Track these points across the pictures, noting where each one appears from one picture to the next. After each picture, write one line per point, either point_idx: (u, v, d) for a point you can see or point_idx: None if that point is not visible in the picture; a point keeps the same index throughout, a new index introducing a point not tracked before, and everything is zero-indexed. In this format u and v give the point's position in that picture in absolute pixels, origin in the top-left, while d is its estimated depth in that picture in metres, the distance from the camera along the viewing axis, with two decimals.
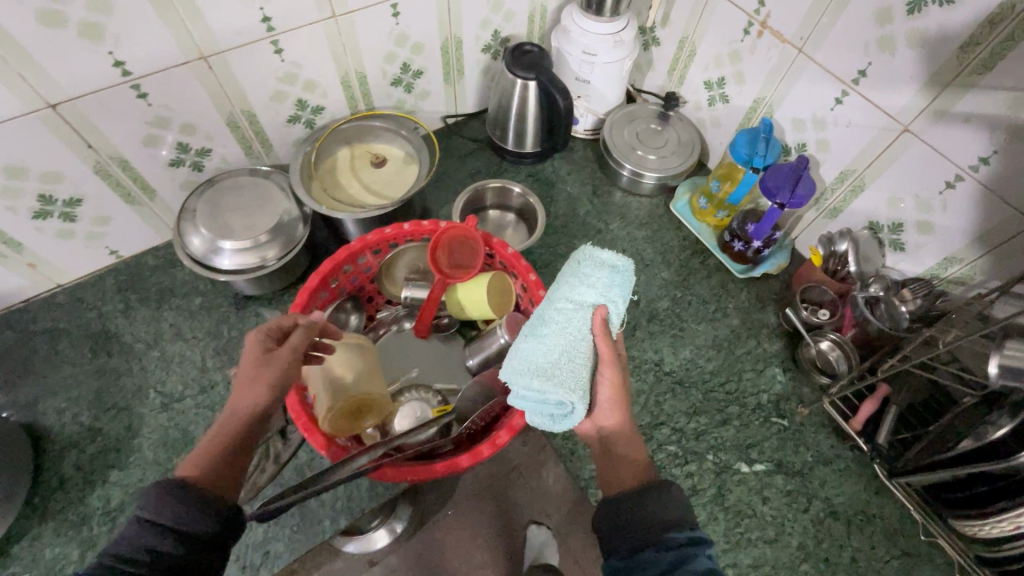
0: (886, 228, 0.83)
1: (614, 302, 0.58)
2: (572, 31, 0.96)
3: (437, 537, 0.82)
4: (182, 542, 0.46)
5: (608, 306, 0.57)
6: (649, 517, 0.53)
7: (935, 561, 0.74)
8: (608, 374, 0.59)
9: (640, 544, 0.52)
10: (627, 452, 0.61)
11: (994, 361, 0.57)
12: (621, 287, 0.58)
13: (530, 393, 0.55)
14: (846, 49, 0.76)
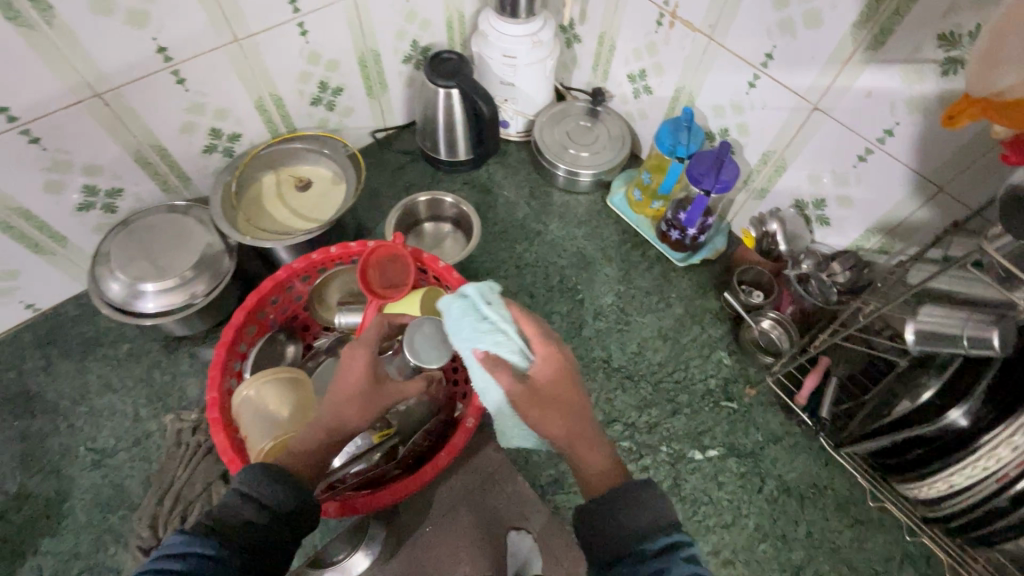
0: (811, 204, 0.85)
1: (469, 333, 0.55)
2: (490, 36, 0.96)
3: (417, 554, 0.80)
4: (268, 515, 0.49)
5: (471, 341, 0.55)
6: (621, 528, 0.48)
7: (886, 525, 0.76)
8: (512, 392, 0.53)
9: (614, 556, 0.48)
10: (592, 456, 0.54)
11: (910, 329, 0.57)
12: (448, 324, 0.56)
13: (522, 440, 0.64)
14: (752, 35, 0.77)
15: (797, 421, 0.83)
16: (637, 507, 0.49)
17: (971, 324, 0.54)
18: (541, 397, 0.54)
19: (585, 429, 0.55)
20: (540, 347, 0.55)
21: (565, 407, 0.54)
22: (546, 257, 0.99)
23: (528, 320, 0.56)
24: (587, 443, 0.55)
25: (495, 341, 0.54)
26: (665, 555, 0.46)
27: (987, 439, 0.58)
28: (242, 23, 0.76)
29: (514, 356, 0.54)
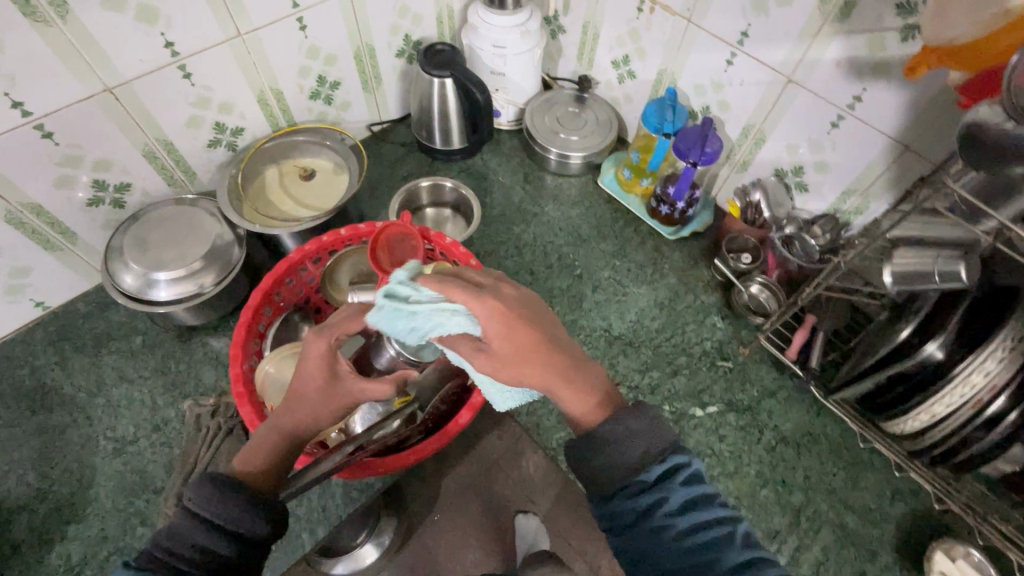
0: (790, 172, 0.91)
1: (416, 326, 0.52)
2: (480, 28, 1.00)
3: (429, 543, 0.82)
4: (232, 542, 0.48)
5: (422, 330, 0.53)
6: (614, 461, 0.49)
7: (876, 465, 0.82)
8: (484, 365, 0.52)
9: (610, 490, 0.49)
10: (574, 385, 0.52)
11: (889, 271, 0.64)
12: (396, 326, 0.53)
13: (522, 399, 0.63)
14: (728, 15, 0.83)
15: (789, 376, 0.88)
16: (632, 437, 0.49)
17: (940, 261, 0.60)
18: (509, 358, 0.51)
19: (558, 367, 0.51)
20: (476, 306, 0.48)
21: (527, 353, 0.50)
22: (543, 237, 1.03)
23: (452, 285, 0.49)
24: (563, 379, 0.51)
25: (443, 325, 0.52)
26: (665, 482, 0.48)
27: (961, 366, 0.63)
28: (245, 18, 0.79)
29: (466, 327, 0.51)
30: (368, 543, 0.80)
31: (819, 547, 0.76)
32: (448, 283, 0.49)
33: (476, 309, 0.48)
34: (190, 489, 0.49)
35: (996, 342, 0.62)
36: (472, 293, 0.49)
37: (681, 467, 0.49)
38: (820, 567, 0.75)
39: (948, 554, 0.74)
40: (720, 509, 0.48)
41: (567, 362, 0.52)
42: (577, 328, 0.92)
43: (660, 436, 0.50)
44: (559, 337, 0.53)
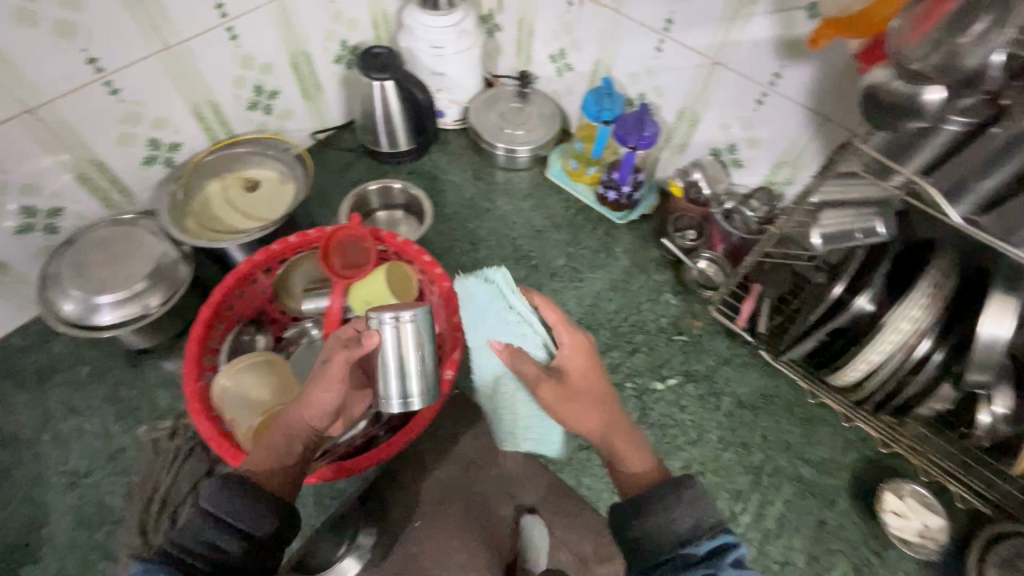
0: (725, 150, 0.95)
1: (503, 322, 0.68)
2: (416, 29, 1.01)
3: (412, 551, 0.82)
4: (244, 542, 0.47)
5: (495, 329, 0.70)
6: (661, 531, 0.50)
7: (827, 419, 0.86)
8: (548, 396, 0.63)
9: (655, 561, 0.50)
10: (631, 444, 0.60)
11: (817, 235, 0.67)
12: (489, 308, 0.69)
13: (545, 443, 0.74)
14: (653, 4, 0.87)
15: (741, 344, 0.92)
16: (679, 506, 0.51)
17: (861, 220, 0.65)
18: (575, 395, 0.63)
19: (616, 420, 0.62)
20: (563, 333, 0.65)
21: (593, 395, 0.62)
22: (497, 231, 1.04)
23: (552, 308, 0.65)
24: (622, 436, 0.61)
25: (523, 333, 0.67)
26: (716, 559, 0.48)
27: (891, 315, 0.68)
28: (171, 30, 0.78)
29: (537, 350, 0.68)
30: (349, 557, 0.80)
31: (781, 502, 0.80)
32: (551, 306, 0.66)
33: (564, 336, 0.66)
34: (207, 488, 0.48)
35: (918, 289, 0.67)
36: (564, 324, 0.66)
37: (731, 548, 0.49)
38: (783, 520, 0.79)
39: (898, 494, 0.79)
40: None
41: (624, 426, 0.62)
42: None
43: (712, 511, 0.50)
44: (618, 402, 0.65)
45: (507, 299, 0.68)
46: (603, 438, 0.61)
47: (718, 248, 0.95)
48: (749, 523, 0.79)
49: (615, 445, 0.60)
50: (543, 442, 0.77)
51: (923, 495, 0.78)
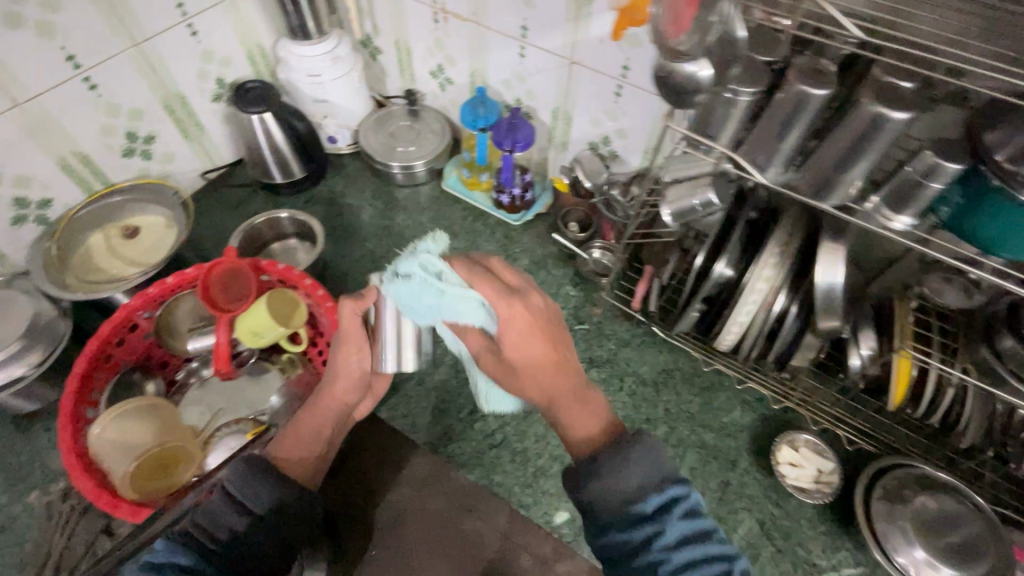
0: (601, 144, 1.00)
1: (433, 309, 0.53)
2: (290, 60, 1.03)
3: None
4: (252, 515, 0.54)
5: (434, 311, 0.53)
6: (609, 487, 0.50)
7: (724, 384, 0.90)
8: (490, 365, 0.58)
9: (609, 521, 0.50)
10: (579, 406, 0.55)
11: (665, 209, 0.71)
12: (416, 303, 0.54)
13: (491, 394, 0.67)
14: (507, 13, 0.91)
15: (640, 324, 0.96)
16: (629, 463, 0.50)
17: (698, 189, 0.68)
18: (523, 370, 0.54)
19: (566, 386, 0.55)
20: (501, 307, 0.52)
21: (542, 357, 0.53)
22: (398, 248, 1.06)
23: (484, 281, 0.52)
24: (569, 395, 0.55)
25: (456, 310, 0.53)
26: (665, 514, 0.48)
27: (748, 276, 0.73)
28: (19, 86, 0.77)
29: (478, 324, 0.54)
30: None
31: (686, 469, 0.83)
32: (487, 277, 0.53)
33: (504, 310, 0.52)
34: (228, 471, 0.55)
35: (766, 252, 0.72)
36: (504, 295, 0.52)
37: (681, 501, 0.49)
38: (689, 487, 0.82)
39: (792, 445, 0.83)
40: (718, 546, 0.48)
41: (574, 382, 0.55)
42: None
43: (662, 465, 0.50)
44: (574, 356, 0.56)
45: (436, 284, 0.53)
46: (551, 405, 0.55)
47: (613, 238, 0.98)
48: None
49: (558, 403, 0.55)
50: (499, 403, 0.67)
51: (814, 443, 0.83)
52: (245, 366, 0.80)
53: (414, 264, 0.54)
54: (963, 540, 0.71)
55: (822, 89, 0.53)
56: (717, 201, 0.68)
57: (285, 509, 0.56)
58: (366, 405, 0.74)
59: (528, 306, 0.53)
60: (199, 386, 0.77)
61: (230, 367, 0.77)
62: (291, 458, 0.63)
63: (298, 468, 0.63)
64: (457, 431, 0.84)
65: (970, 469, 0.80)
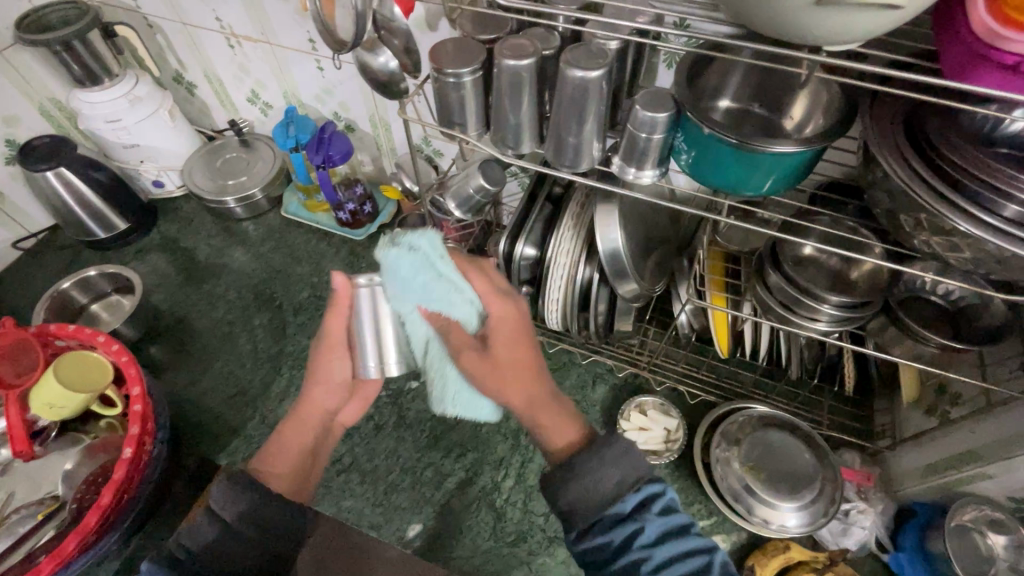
0: (423, 144, 0.98)
1: (423, 292, 0.54)
2: (84, 110, 0.97)
3: None
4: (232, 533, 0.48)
5: (421, 295, 0.55)
6: (587, 495, 0.49)
7: (575, 361, 0.90)
8: (470, 361, 0.57)
9: (588, 522, 0.49)
10: (554, 412, 0.56)
11: (450, 202, 0.71)
12: (409, 282, 0.53)
13: (458, 398, 0.61)
14: (291, 28, 0.88)
15: None
16: (605, 465, 0.49)
17: (471, 180, 0.69)
18: (505, 368, 0.56)
19: (542, 388, 0.57)
20: (494, 301, 0.56)
21: (523, 357, 0.57)
22: (237, 283, 1.01)
23: (480, 276, 0.57)
24: (546, 403, 0.57)
25: (450, 302, 0.55)
26: (643, 511, 0.48)
27: (550, 253, 0.74)
28: None
29: (467, 315, 0.56)
30: None
31: None
32: (479, 270, 0.58)
33: (494, 305, 0.56)
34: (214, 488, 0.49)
35: (561, 228, 0.73)
36: (494, 292, 0.56)
37: (657, 496, 0.49)
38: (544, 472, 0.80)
39: (640, 409, 0.83)
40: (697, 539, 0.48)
41: (549, 391, 0.58)
42: (284, 356, 0.91)
43: (639, 462, 0.50)
44: (546, 369, 0.59)
45: (435, 270, 0.55)
46: (529, 410, 0.57)
47: (452, 234, 0.90)
48: (512, 486, 0.79)
49: (539, 412, 0.56)
50: (471, 405, 0.61)
51: (660, 403, 0.83)
52: (51, 441, 0.73)
53: (418, 241, 0.55)
54: (794, 473, 0.73)
55: (526, 60, 0.53)
56: (492, 185, 0.69)
57: (261, 521, 0.49)
58: (351, 410, 0.70)
59: (507, 317, 0.57)
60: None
61: (31, 446, 0.70)
62: (280, 476, 0.60)
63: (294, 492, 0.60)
64: None
65: (807, 398, 0.83)
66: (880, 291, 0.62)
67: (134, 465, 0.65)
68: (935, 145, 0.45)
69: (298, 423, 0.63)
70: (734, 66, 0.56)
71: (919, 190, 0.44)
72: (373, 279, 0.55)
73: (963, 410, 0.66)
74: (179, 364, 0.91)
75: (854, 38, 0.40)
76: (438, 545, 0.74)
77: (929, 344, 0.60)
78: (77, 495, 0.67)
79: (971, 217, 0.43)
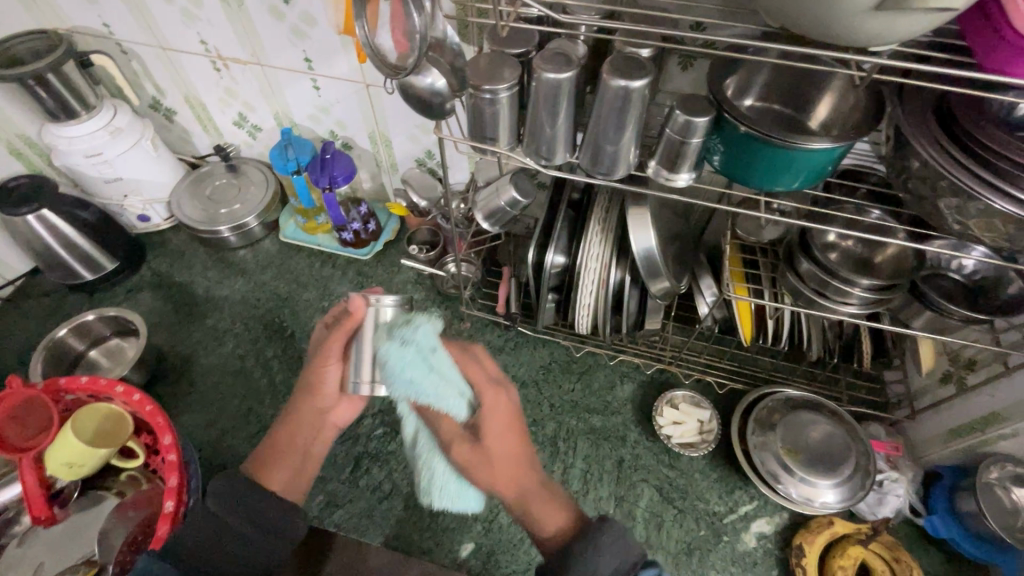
0: (426, 158, 0.97)
1: (412, 385, 0.51)
2: (60, 145, 0.91)
3: None
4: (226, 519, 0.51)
5: (409, 388, 0.51)
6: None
7: (600, 362, 0.91)
8: (460, 454, 0.54)
9: None
10: (546, 501, 0.52)
11: (481, 216, 0.71)
12: (401, 374, 0.50)
13: (450, 498, 0.57)
14: (285, 48, 0.86)
15: (508, 328, 0.94)
16: (600, 554, 0.46)
17: (500, 194, 0.69)
18: (495, 460, 0.53)
19: (531, 479, 0.53)
20: (487, 393, 0.54)
21: (512, 450, 0.54)
22: (242, 315, 0.97)
23: (470, 362, 0.56)
24: (537, 493, 0.52)
25: (442, 395, 0.52)
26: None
27: (578, 259, 0.75)
28: None
29: (458, 410, 0.53)
30: None
31: (581, 459, 0.82)
32: (470, 359, 0.56)
33: (488, 395, 0.54)
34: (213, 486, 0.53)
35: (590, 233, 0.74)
36: (486, 383, 0.55)
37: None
38: (586, 477, 0.81)
39: (672, 404, 0.85)
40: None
41: (539, 480, 0.54)
42: None
43: (632, 550, 0.47)
44: (534, 459, 0.55)
45: (428, 358, 0.52)
46: (519, 502, 0.52)
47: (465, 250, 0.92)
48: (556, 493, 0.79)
49: (528, 505, 0.51)
50: (460, 497, 0.57)
51: (690, 396, 0.85)
52: (70, 502, 0.69)
53: (414, 334, 0.52)
54: (827, 450, 0.76)
55: (566, 73, 0.53)
56: (521, 196, 0.69)
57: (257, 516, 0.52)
58: (346, 410, 0.63)
59: (491, 410, 0.54)
60: (19, 544, 0.66)
61: (51, 510, 0.66)
62: (277, 476, 0.58)
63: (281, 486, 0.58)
64: (341, 494, 0.78)
65: (827, 376, 0.86)
66: (903, 271, 0.66)
67: (177, 518, 0.62)
68: (966, 131, 0.48)
69: (293, 430, 0.60)
70: (761, 66, 0.58)
71: (957, 173, 0.47)
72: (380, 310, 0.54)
73: (980, 374, 0.71)
74: (193, 406, 0.87)
75: (901, 39, 0.42)
76: (492, 563, 0.74)
77: (953, 317, 0.63)
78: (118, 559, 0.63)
79: (1006, 195, 0.46)
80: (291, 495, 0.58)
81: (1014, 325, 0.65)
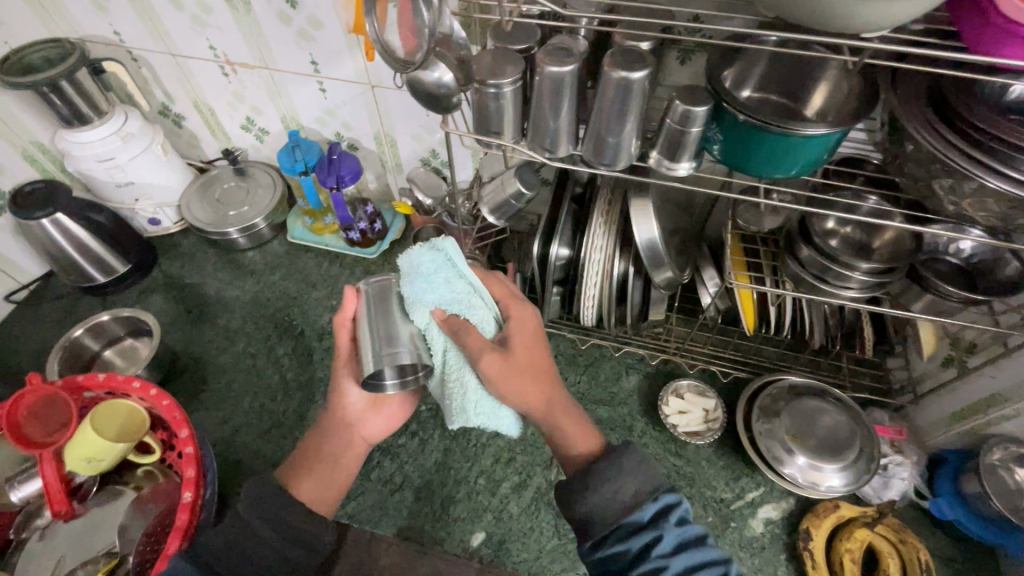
0: (431, 157, 0.99)
1: (442, 293, 0.57)
2: (73, 151, 0.93)
3: None
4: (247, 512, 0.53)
5: (439, 297, 0.57)
6: (603, 505, 0.48)
7: (605, 354, 0.92)
8: (489, 362, 0.54)
9: (604, 530, 0.48)
10: (574, 420, 0.56)
11: (486, 210, 0.73)
12: (434, 276, 0.58)
13: (484, 418, 0.59)
14: (292, 51, 0.88)
15: None
16: (621, 477, 0.49)
17: (505, 187, 0.70)
18: (523, 366, 0.56)
19: (559, 392, 0.57)
20: (513, 307, 0.60)
21: (540, 358, 0.58)
22: (252, 314, 0.99)
23: (497, 284, 0.62)
24: (564, 408, 0.56)
25: (472, 306, 0.58)
26: (660, 522, 0.47)
27: (583, 252, 0.76)
28: None
29: (486, 322, 0.58)
30: None
31: None
32: (495, 280, 0.62)
33: (514, 311, 0.60)
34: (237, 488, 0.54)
35: (593, 226, 0.75)
36: (513, 298, 0.60)
37: (673, 507, 0.48)
38: None
39: (677, 394, 0.86)
40: (712, 551, 0.46)
41: (565, 398, 0.57)
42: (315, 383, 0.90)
43: (651, 473, 0.49)
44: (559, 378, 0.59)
45: (459, 276, 0.59)
46: (546, 410, 0.56)
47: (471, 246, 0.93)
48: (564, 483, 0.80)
49: (555, 417, 0.55)
50: (493, 414, 0.59)
51: (695, 386, 0.86)
52: (90, 496, 0.71)
53: (442, 246, 0.60)
54: (831, 437, 0.77)
55: (568, 66, 0.55)
56: (527, 189, 0.71)
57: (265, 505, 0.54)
58: (377, 426, 0.66)
59: (519, 322, 0.59)
60: (40, 537, 0.68)
61: (70, 505, 0.68)
62: (312, 493, 0.60)
63: (316, 503, 0.60)
64: (353, 486, 0.80)
65: (830, 365, 0.87)
66: (902, 256, 0.67)
67: (196, 510, 0.64)
68: (959, 114, 0.49)
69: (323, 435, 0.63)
70: (757, 58, 0.60)
71: (952, 154, 0.48)
72: (384, 277, 0.59)
73: (980, 357, 0.72)
74: (205, 404, 0.88)
75: (892, 26, 0.44)
76: (503, 551, 0.75)
77: (951, 298, 0.65)
78: (137, 551, 0.65)
79: (999, 174, 0.47)
80: (317, 509, 0.60)
81: (1012, 307, 0.67)
